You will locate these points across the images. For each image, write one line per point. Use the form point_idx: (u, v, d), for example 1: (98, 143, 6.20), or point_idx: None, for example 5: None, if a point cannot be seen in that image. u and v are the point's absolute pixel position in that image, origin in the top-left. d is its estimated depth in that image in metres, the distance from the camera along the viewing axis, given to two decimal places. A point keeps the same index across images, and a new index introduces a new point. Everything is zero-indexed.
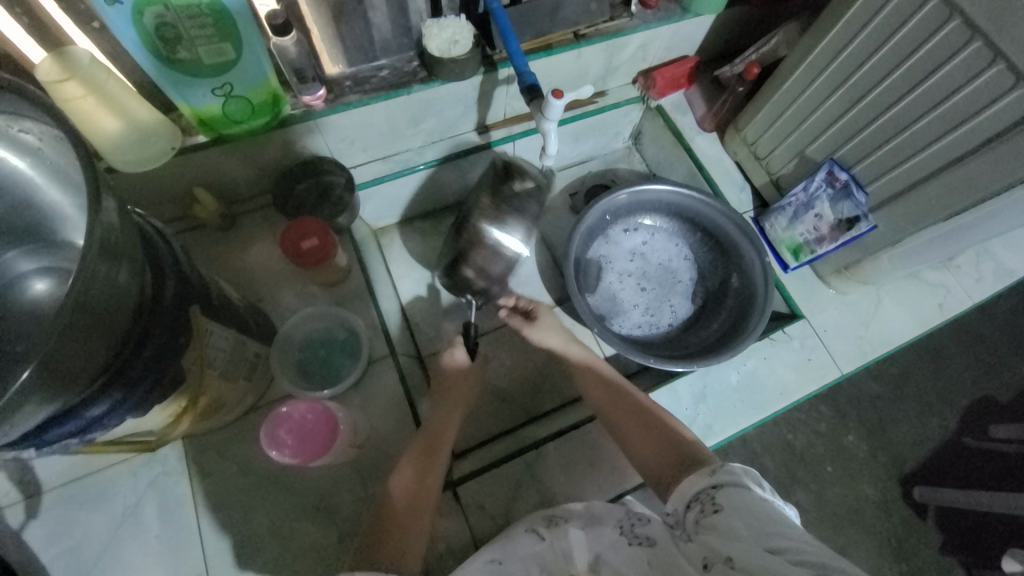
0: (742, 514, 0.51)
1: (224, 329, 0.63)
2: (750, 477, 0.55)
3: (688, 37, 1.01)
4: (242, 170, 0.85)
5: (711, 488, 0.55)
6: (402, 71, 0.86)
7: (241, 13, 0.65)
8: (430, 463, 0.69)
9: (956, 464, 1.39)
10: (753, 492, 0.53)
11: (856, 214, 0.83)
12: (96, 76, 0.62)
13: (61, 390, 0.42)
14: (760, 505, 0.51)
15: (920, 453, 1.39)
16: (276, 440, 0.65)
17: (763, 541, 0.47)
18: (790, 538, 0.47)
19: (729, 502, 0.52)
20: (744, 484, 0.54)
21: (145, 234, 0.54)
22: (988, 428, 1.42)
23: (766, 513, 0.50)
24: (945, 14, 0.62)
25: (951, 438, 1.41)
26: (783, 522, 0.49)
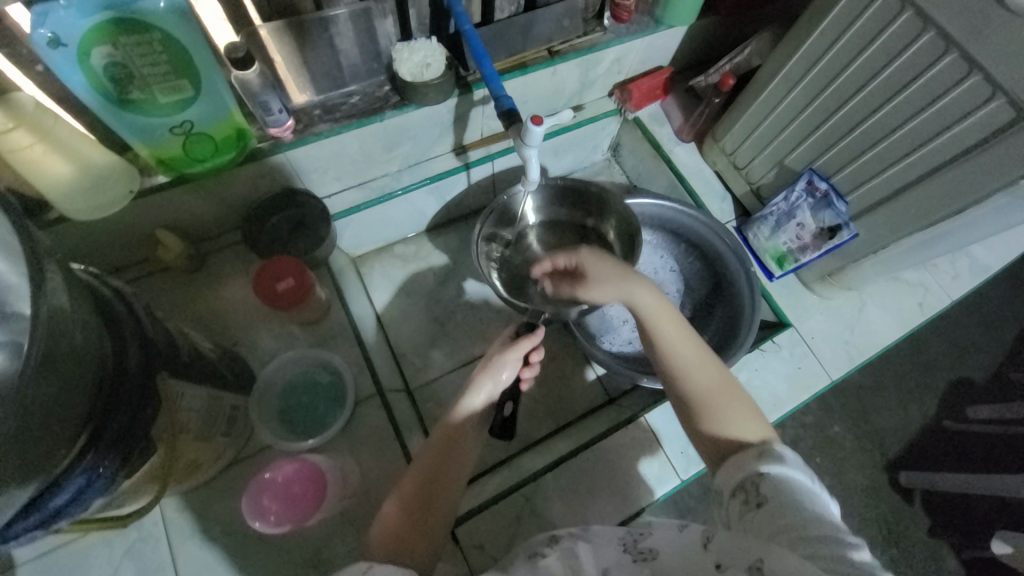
0: (783, 511, 0.48)
1: (197, 387, 0.58)
2: (799, 469, 0.52)
3: (662, 48, 1.01)
4: (210, 208, 0.81)
5: (756, 475, 0.52)
6: (373, 96, 0.82)
7: (198, 47, 0.61)
8: (438, 487, 0.67)
9: (939, 448, 1.43)
10: (802, 488, 0.50)
11: (838, 222, 0.84)
12: (44, 123, 0.58)
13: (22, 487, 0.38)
14: (802, 505, 0.48)
15: (903, 438, 1.42)
16: (260, 510, 0.67)
17: (797, 546, 0.45)
18: (831, 549, 0.44)
19: (773, 497, 0.50)
20: (793, 476, 0.51)
21: (102, 298, 0.49)
22: (967, 411, 1.47)
23: (810, 516, 0.47)
24: (919, 27, 0.63)
25: (931, 422, 1.45)
26: (826, 528, 0.46)
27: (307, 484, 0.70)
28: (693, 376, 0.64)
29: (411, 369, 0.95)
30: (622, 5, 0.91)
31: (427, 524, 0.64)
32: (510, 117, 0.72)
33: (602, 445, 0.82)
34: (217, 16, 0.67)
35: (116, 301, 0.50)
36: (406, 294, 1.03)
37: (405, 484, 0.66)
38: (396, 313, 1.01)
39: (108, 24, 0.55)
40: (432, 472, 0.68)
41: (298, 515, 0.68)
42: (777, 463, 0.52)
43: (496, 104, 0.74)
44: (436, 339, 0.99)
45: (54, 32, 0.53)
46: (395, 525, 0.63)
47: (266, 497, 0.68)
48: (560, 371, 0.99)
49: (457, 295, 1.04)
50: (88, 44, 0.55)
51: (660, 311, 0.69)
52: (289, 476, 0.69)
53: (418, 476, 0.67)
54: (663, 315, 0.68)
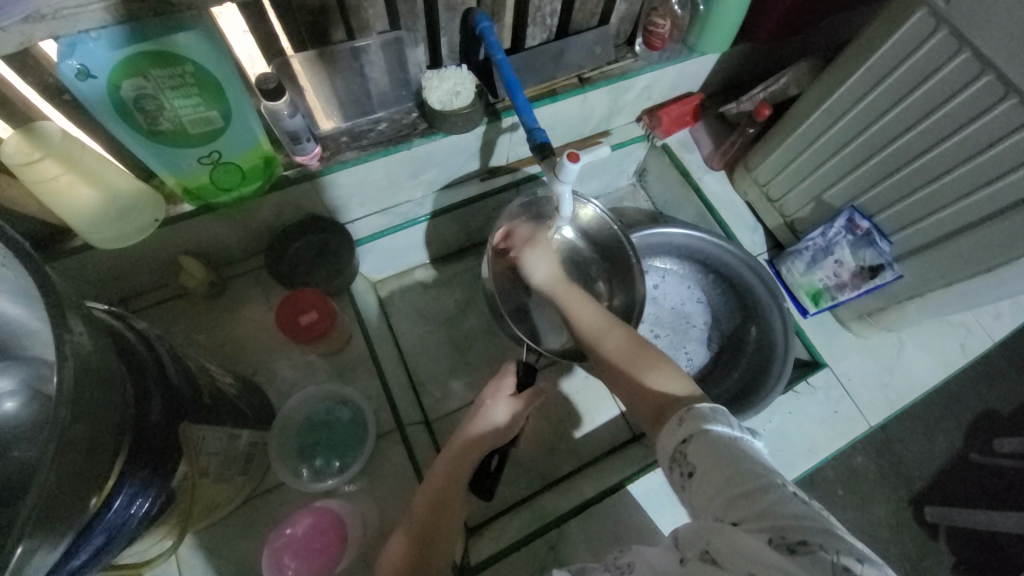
0: (713, 474, 0.48)
1: (217, 429, 0.56)
2: (715, 419, 0.52)
3: (693, 75, 0.99)
4: (232, 235, 0.79)
5: (680, 445, 0.52)
6: (401, 123, 0.81)
7: (230, 78, 0.60)
8: (445, 516, 0.64)
9: (964, 482, 1.35)
10: (721, 438, 0.50)
11: (880, 262, 0.81)
12: (71, 153, 0.57)
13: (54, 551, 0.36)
14: (730, 460, 0.48)
15: (929, 471, 1.35)
16: (280, 565, 0.64)
17: (734, 512, 0.46)
18: (760, 502, 0.45)
19: (702, 462, 0.50)
20: (711, 433, 0.51)
21: (125, 342, 0.48)
22: (990, 443, 1.36)
23: (736, 470, 0.48)
24: (976, 69, 0.60)
25: (956, 455, 1.37)
26: (753, 477, 0.47)
27: (326, 534, 0.67)
28: (617, 352, 0.69)
29: (430, 400, 0.93)
30: (655, 33, 0.87)
31: (440, 541, 0.63)
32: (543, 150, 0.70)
33: (628, 490, 0.79)
34: (241, 29, 0.64)
35: (138, 343, 0.49)
36: (425, 320, 1.01)
37: (415, 515, 0.64)
38: (414, 339, 0.98)
39: (141, 57, 0.54)
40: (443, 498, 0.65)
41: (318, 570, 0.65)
42: (698, 418, 0.53)
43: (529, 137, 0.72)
44: (456, 368, 0.97)
45: (82, 63, 0.52)
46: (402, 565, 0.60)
47: (286, 553, 0.65)
48: (581, 404, 0.96)
49: (477, 321, 1.01)
50: (117, 76, 0.54)
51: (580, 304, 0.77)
52: (308, 526, 0.67)
53: (428, 502, 0.65)
54: (584, 304, 0.76)
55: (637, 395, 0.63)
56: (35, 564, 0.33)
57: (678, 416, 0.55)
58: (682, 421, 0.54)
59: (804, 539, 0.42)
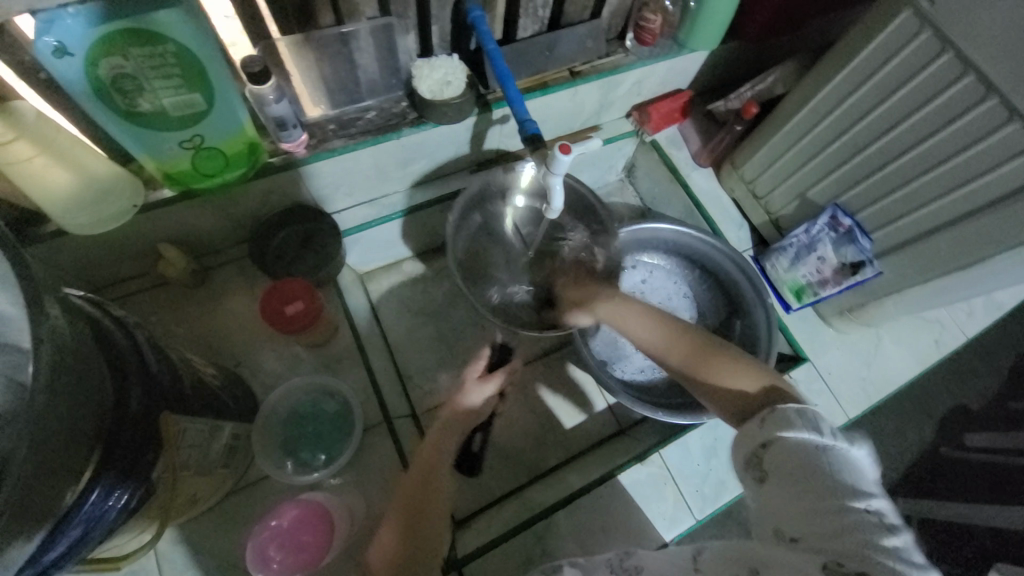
0: (790, 485, 0.45)
1: (200, 420, 0.55)
2: (807, 429, 0.47)
3: (683, 71, 0.99)
4: (216, 223, 0.77)
5: (759, 447, 0.49)
6: (390, 112, 0.79)
7: (213, 60, 0.58)
8: (431, 511, 0.62)
9: (935, 475, 1.40)
10: (805, 450, 0.46)
11: (861, 259, 0.83)
12: (45, 133, 0.55)
13: (30, 539, 0.35)
14: (814, 475, 0.45)
15: (902, 464, 1.40)
16: (265, 557, 0.63)
17: (795, 526, 0.44)
18: (827, 524, 0.43)
19: (782, 470, 0.46)
20: (795, 444, 0.47)
21: (105, 330, 0.46)
22: (964, 438, 1.43)
23: (813, 483, 0.44)
24: (958, 70, 0.62)
25: (929, 449, 1.42)
26: (833, 494, 0.44)
27: (314, 527, 0.65)
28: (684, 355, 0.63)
29: (418, 393, 0.92)
30: (647, 28, 0.89)
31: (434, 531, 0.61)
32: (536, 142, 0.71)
33: (616, 481, 0.79)
34: (223, 13, 0.62)
35: (118, 331, 0.47)
36: (412, 313, 1.00)
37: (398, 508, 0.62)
38: (402, 333, 0.97)
39: (119, 34, 0.52)
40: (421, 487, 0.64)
41: (304, 565, 0.64)
42: (782, 422, 0.48)
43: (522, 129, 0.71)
44: (444, 362, 0.96)
45: (60, 40, 0.50)
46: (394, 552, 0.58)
47: (272, 544, 0.64)
48: (568, 398, 0.96)
49: (465, 315, 1.01)
50: (96, 54, 0.52)
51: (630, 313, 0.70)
52: (295, 518, 0.66)
53: (415, 485, 0.64)
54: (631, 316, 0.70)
55: (722, 397, 0.58)
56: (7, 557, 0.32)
57: (762, 415, 0.51)
58: (766, 421, 0.50)
59: (856, 569, 0.40)
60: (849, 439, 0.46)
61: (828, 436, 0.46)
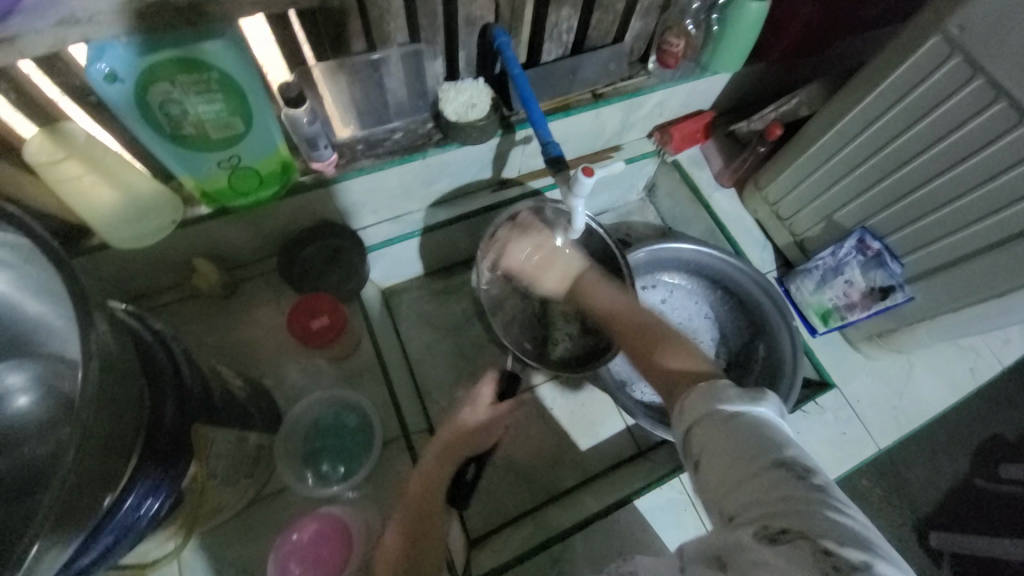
0: (718, 460, 0.43)
1: (226, 431, 0.56)
2: (719, 399, 0.47)
3: (706, 93, 1.00)
4: (247, 238, 0.80)
5: (686, 433, 0.48)
6: (416, 133, 0.81)
7: (253, 86, 0.61)
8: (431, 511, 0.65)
9: (970, 508, 1.32)
10: (717, 420, 0.45)
11: (890, 284, 0.81)
12: (95, 155, 0.58)
13: (71, 550, 0.37)
14: (734, 441, 0.43)
15: (934, 496, 1.33)
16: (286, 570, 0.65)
17: (729, 504, 0.42)
18: (753, 489, 0.41)
19: (708, 449, 0.45)
20: (711, 415, 0.46)
21: (144, 343, 0.48)
22: (1000, 470, 1.36)
23: (732, 454, 0.43)
24: (990, 96, 0.60)
25: (963, 481, 1.34)
26: (751, 457, 0.42)
27: (332, 542, 0.66)
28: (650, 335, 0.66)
29: (435, 408, 0.93)
30: (670, 51, 0.90)
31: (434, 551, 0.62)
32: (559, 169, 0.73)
33: (634, 505, 0.78)
34: (262, 34, 0.66)
35: (156, 344, 0.49)
36: (431, 328, 1.01)
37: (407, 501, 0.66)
38: (421, 347, 0.99)
39: (169, 63, 0.55)
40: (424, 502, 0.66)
41: None
42: (699, 402, 0.48)
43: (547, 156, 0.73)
44: (462, 378, 0.97)
45: (111, 67, 0.53)
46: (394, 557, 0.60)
47: (293, 558, 0.65)
48: (586, 418, 0.95)
49: (484, 332, 1.01)
50: (144, 80, 0.55)
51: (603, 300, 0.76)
52: (315, 531, 0.67)
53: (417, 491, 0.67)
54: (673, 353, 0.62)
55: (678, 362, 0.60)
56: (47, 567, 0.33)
57: (681, 403, 0.50)
58: (685, 403, 0.49)
59: (785, 527, 0.38)
60: (755, 399, 0.46)
61: (734, 403, 0.46)
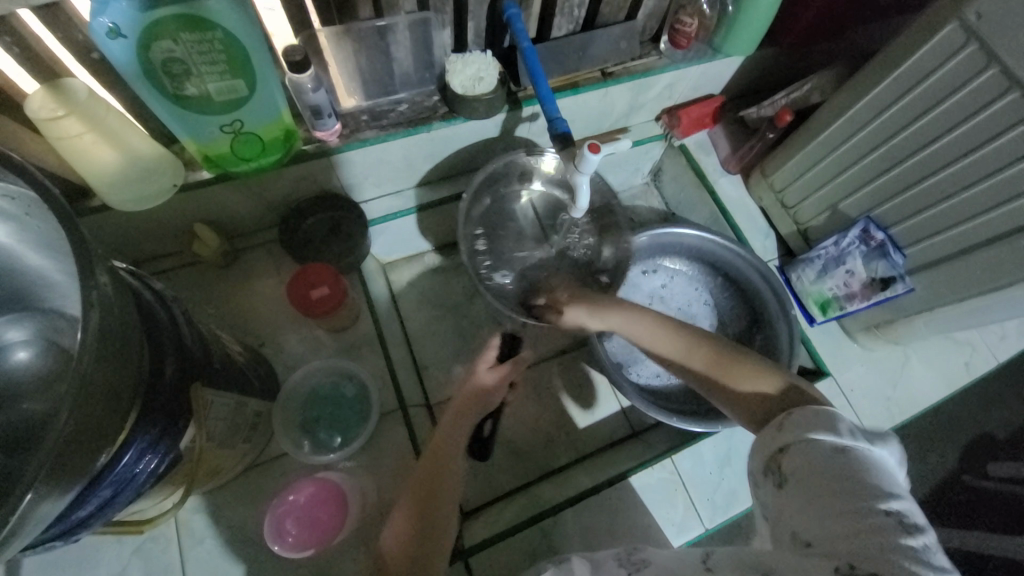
0: (812, 488, 0.44)
1: (226, 395, 0.57)
2: (830, 429, 0.46)
3: (717, 76, 0.98)
4: (249, 206, 0.80)
5: (777, 451, 0.48)
6: (421, 105, 0.80)
7: (256, 47, 0.60)
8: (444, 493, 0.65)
9: (956, 503, 1.35)
10: (824, 451, 0.45)
11: (892, 274, 0.81)
12: (96, 114, 0.57)
13: (67, 500, 0.37)
14: (840, 478, 0.43)
15: (921, 489, 1.35)
16: (281, 532, 0.65)
17: (812, 533, 0.43)
18: (845, 527, 0.41)
19: (803, 473, 0.45)
20: (817, 444, 0.45)
21: (144, 302, 0.48)
22: (988, 467, 1.38)
23: (832, 487, 0.43)
24: (1003, 86, 0.60)
25: (950, 476, 1.37)
26: (855, 498, 0.42)
27: (328, 505, 0.68)
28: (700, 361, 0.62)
29: (432, 384, 0.93)
30: (681, 32, 0.87)
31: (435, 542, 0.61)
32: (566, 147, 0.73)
33: (627, 483, 0.79)
34: (268, 5, 0.64)
35: (156, 304, 0.49)
36: (431, 304, 1.01)
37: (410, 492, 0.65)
38: (420, 323, 0.99)
39: (170, 19, 0.54)
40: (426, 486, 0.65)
41: (316, 541, 0.65)
42: (804, 426, 0.47)
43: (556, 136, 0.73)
44: (460, 354, 0.97)
45: (114, 22, 0.52)
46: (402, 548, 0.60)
47: (288, 518, 0.66)
48: (582, 398, 0.96)
49: (484, 310, 1.01)
50: (147, 37, 0.54)
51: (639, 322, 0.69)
52: (309, 495, 0.67)
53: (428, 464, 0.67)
54: (742, 370, 0.60)
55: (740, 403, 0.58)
56: (42, 514, 0.34)
57: (780, 419, 0.50)
58: (787, 423, 0.49)
59: (873, 575, 0.39)
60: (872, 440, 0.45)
61: (851, 438, 0.45)
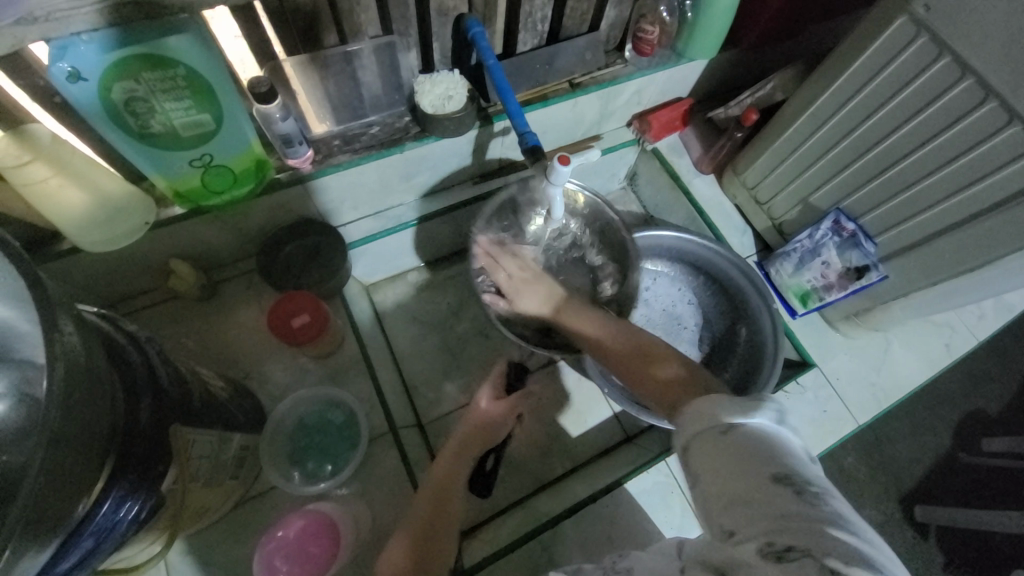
0: (715, 474, 0.43)
1: (208, 432, 0.56)
2: (714, 412, 0.46)
3: (682, 80, 1.00)
4: (224, 238, 0.79)
5: (682, 448, 0.47)
6: (393, 127, 0.81)
7: (221, 81, 0.60)
8: (443, 523, 0.66)
9: (952, 482, 1.36)
10: (715, 433, 0.45)
11: (865, 263, 0.82)
12: (60, 156, 0.57)
13: (46, 554, 0.36)
14: (733, 458, 0.43)
15: (918, 471, 1.37)
16: (272, 568, 0.64)
17: (732, 518, 0.41)
18: (755, 505, 0.40)
19: (705, 462, 0.44)
20: (710, 429, 0.45)
21: (117, 346, 0.47)
22: (981, 443, 1.40)
23: (732, 466, 0.42)
24: (956, 75, 0.62)
25: (946, 455, 1.38)
26: (751, 472, 0.41)
27: (319, 536, 0.67)
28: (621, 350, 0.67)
29: (423, 403, 0.93)
30: (645, 39, 0.90)
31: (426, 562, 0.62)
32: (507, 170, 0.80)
33: (622, 490, 0.79)
34: (233, 34, 0.64)
35: (129, 346, 0.48)
36: (417, 323, 1.01)
37: (411, 524, 0.66)
38: (407, 343, 0.98)
39: (132, 60, 0.54)
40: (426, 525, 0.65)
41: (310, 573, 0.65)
42: (699, 414, 0.47)
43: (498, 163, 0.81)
44: (449, 371, 0.97)
45: (74, 66, 0.52)
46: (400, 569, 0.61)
47: (279, 555, 0.65)
48: (573, 406, 0.96)
49: (470, 326, 1.01)
50: (109, 79, 0.54)
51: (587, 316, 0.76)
52: (300, 529, 0.67)
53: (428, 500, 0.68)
54: (670, 364, 0.62)
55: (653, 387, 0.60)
56: (21, 571, 0.33)
57: (679, 416, 0.50)
58: (684, 416, 0.49)
59: (791, 544, 0.37)
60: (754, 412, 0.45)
61: (729, 414, 0.45)
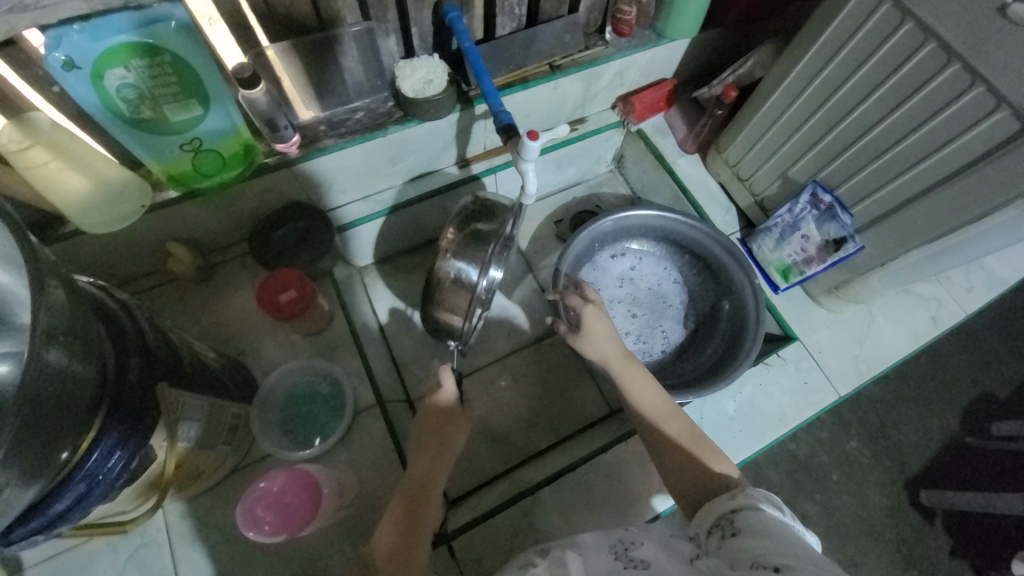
0: (757, 537, 0.50)
1: (198, 398, 0.60)
2: (769, 504, 0.54)
3: (665, 61, 1.01)
4: (217, 221, 0.83)
5: (730, 512, 0.55)
6: (377, 112, 0.84)
7: (205, 67, 0.63)
8: (420, 525, 0.66)
9: (959, 465, 1.35)
10: (767, 518, 0.52)
11: (843, 235, 0.83)
12: (61, 141, 0.60)
13: (33, 492, 0.40)
14: (776, 530, 0.50)
15: (924, 455, 1.36)
16: (254, 518, 0.67)
17: (776, 559, 0.46)
18: (799, 558, 0.45)
19: (748, 527, 0.52)
20: (763, 512, 0.53)
21: (110, 311, 0.51)
22: (990, 427, 1.38)
23: (778, 538, 0.49)
24: (919, 39, 0.63)
25: (952, 439, 1.37)
26: (796, 544, 0.48)
27: (302, 493, 0.70)
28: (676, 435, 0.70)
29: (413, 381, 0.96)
30: (623, 20, 0.91)
31: (411, 539, 0.64)
32: (461, 224, 0.78)
33: (603, 458, 0.82)
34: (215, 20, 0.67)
35: (121, 312, 0.52)
36: (409, 305, 1.04)
37: (397, 502, 0.68)
38: (398, 325, 1.02)
39: (122, 48, 0.57)
40: (417, 496, 0.68)
41: (293, 524, 0.68)
42: (754, 499, 0.55)
43: (456, 211, 0.80)
44: (437, 351, 1.00)
45: (68, 55, 0.56)
46: (396, 544, 0.63)
47: (260, 505, 0.68)
48: (558, 385, 0.98)
49: None
50: (100, 66, 0.58)
51: (637, 378, 0.75)
52: (284, 483, 0.70)
53: (409, 487, 0.69)
54: (714, 456, 0.67)
55: (690, 472, 0.66)
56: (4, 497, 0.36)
57: (733, 492, 0.58)
58: (731, 496, 0.57)
59: None
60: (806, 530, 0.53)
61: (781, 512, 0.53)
